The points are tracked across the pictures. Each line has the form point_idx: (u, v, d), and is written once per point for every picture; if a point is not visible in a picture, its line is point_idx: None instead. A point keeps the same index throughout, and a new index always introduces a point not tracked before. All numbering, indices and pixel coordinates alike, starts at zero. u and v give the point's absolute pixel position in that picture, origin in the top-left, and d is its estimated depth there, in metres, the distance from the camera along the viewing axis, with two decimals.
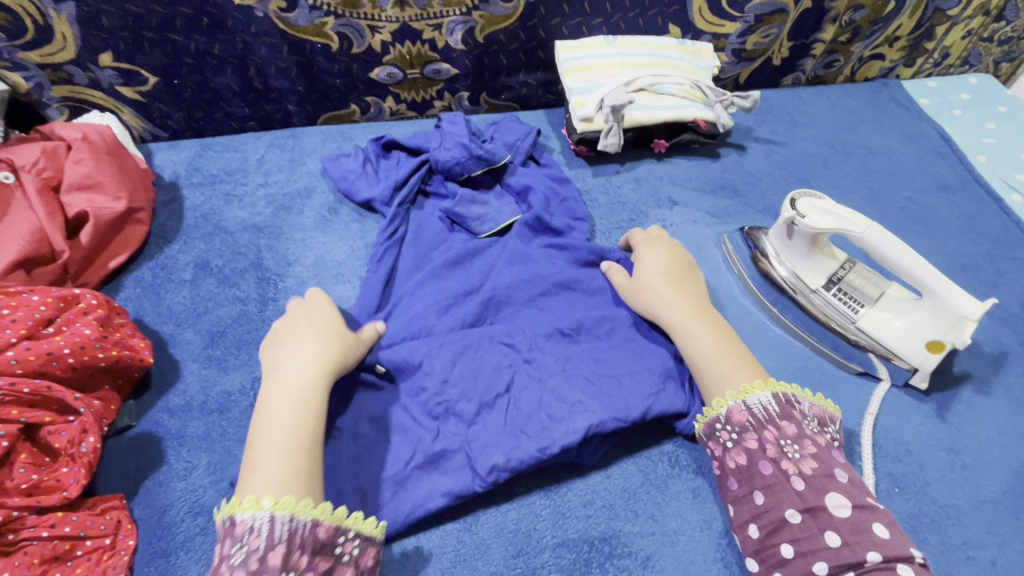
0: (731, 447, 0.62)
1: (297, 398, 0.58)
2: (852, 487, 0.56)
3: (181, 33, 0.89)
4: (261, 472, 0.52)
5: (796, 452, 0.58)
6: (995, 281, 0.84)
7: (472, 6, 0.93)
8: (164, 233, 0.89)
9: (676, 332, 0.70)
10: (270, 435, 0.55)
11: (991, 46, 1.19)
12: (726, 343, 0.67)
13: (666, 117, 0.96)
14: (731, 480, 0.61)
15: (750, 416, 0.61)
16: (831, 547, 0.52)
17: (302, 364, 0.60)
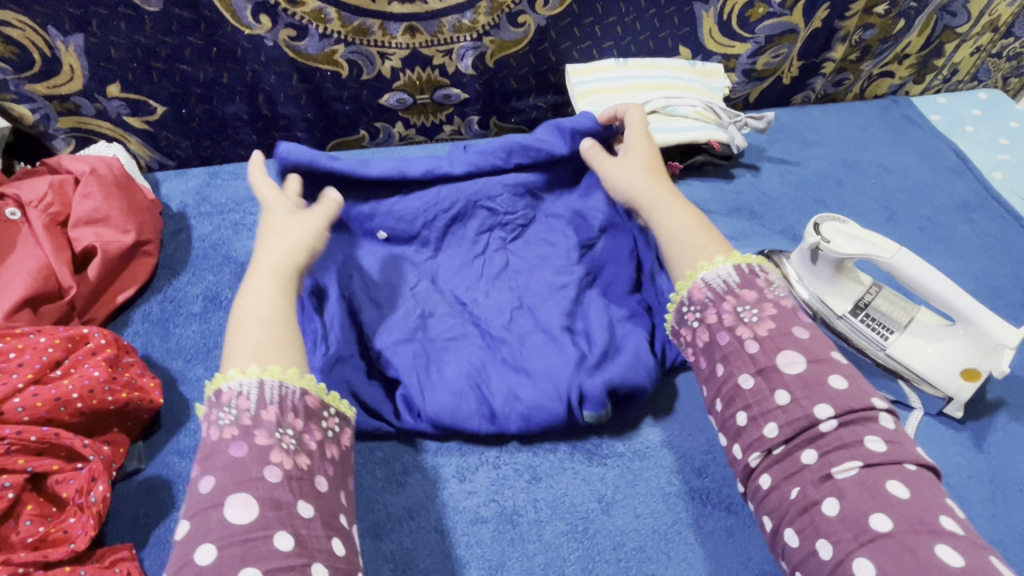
0: (697, 327, 0.59)
1: (275, 274, 0.62)
2: (809, 345, 0.55)
3: (190, 62, 0.88)
4: (242, 347, 0.55)
5: (753, 317, 0.56)
6: (1022, 302, 0.83)
7: (483, 31, 0.92)
8: (172, 265, 0.87)
9: (656, 210, 0.70)
10: (246, 312, 0.58)
11: (1000, 62, 1.19)
12: (703, 223, 0.67)
13: (680, 139, 0.95)
14: (699, 360, 0.59)
15: (710, 292, 0.59)
16: (784, 407, 0.51)
17: (283, 248, 0.64)
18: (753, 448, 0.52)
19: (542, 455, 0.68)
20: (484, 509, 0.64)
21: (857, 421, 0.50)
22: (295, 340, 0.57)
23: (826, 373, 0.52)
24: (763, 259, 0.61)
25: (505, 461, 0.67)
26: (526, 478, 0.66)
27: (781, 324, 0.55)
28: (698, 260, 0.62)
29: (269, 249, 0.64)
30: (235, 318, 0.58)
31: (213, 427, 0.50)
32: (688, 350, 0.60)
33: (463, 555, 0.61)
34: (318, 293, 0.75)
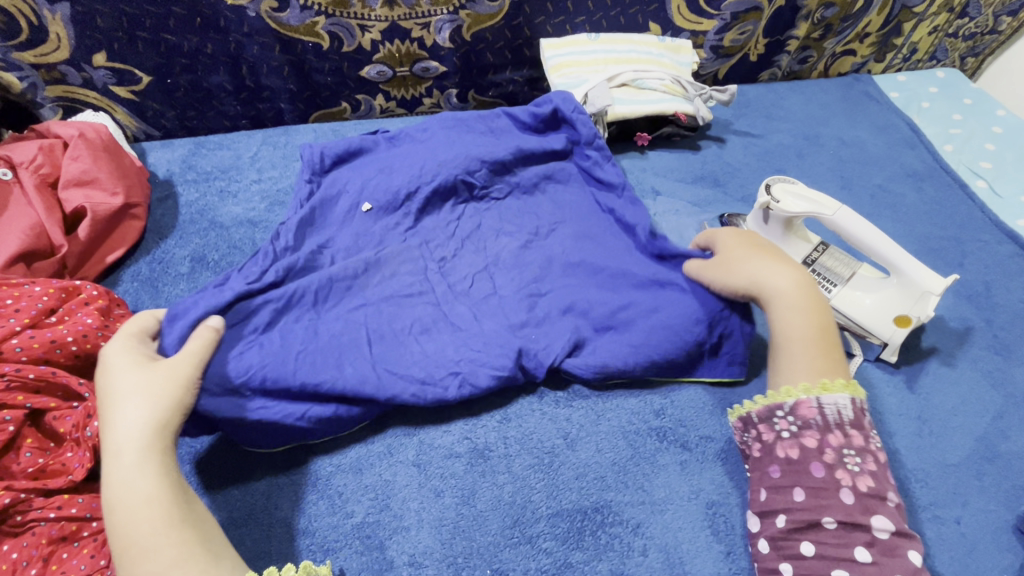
0: (786, 439, 0.62)
1: (142, 462, 0.54)
2: (896, 512, 0.58)
3: (175, 33, 0.91)
4: (144, 573, 0.50)
5: (856, 463, 0.59)
6: (961, 262, 0.89)
7: (459, 5, 0.96)
8: (160, 229, 0.91)
9: (783, 306, 0.67)
10: (136, 530, 0.51)
11: (956, 41, 1.25)
12: (825, 329, 0.66)
13: (647, 111, 1.00)
14: (773, 467, 0.62)
15: (818, 414, 0.62)
16: (857, 560, 0.55)
17: (147, 424, 0.55)
18: (801, 573, 0.56)
19: (513, 398, 0.73)
20: (459, 445, 0.69)
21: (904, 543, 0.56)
22: (198, 535, 0.53)
23: (903, 548, 0.56)
24: (864, 395, 0.65)
25: (479, 403, 0.72)
26: (497, 418, 0.71)
27: (877, 482, 0.59)
28: (816, 376, 0.64)
29: (122, 433, 0.55)
30: (120, 521, 0.52)
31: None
32: (759, 449, 0.64)
33: (438, 485, 0.66)
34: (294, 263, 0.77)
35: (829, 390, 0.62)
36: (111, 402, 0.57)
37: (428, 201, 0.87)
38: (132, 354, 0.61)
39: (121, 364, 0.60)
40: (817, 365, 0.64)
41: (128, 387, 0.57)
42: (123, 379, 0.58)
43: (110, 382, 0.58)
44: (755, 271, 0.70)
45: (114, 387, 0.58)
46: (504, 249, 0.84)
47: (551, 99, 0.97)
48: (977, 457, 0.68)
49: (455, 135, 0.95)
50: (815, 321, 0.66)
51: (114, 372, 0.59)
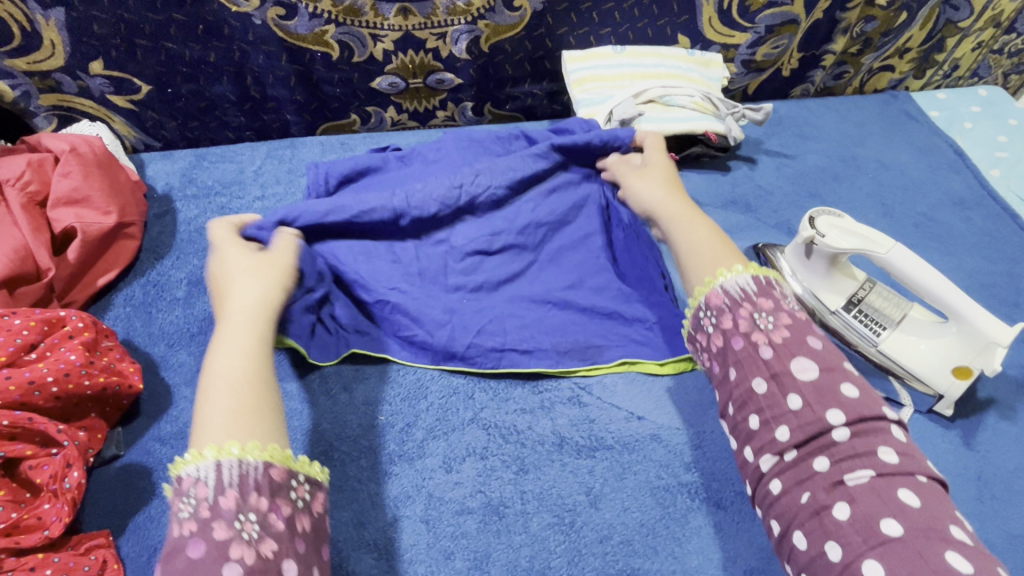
0: (710, 333, 0.58)
1: (253, 350, 0.56)
2: (825, 353, 0.53)
3: (175, 40, 0.86)
4: (207, 416, 0.50)
5: (771, 323, 0.55)
6: (1016, 301, 0.82)
7: (478, 15, 0.90)
8: (156, 248, 0.85)
9: (676, 219, 0.70)
10: (216, 375, 0.53)
11: (1001, 58, 1.18)
12: (716, 232, 0.66)
13: (677, 130, 0.93)
14: (711, 363, 0.59)
15: (727, 298, 0.57)
16: (795, 411, 0.51)
17: (254, 321, 0.59)
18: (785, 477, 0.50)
19: (530, 447, 0.67)
20: (471, 499, 0.63)
21: (838, 375, 0.52)
22: (267, 410, 0.53)
23: (838, 382, 0.51)
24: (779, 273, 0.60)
25: (493, 452, 0.66)
26: (513, 470, 0.65)
27: (796, 333, 0.55)
28: (717, 268, 0.60)
29: (228, 322, 0.59)
30: (201, 387, 0.53)
31: (175, 521, 0.46)
32: (699, 352, 0.61)
33: (448, 546, 0.60)
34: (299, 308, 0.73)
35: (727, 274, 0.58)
36: (224, 295, 0.62)
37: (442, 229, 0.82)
38: (260, 260, 0.66)
39: (220, 258, 0.66)
40: (715, 254, 0.62)
41: (245, 287, 0.62)
42: (235, 277, 0.63)
43: (229, 281, 0.63)
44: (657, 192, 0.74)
45: (234, 282, 0.62)
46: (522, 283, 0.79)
47: (573, 128, 0.91)
48: None
49: (470, 156, 0.89)
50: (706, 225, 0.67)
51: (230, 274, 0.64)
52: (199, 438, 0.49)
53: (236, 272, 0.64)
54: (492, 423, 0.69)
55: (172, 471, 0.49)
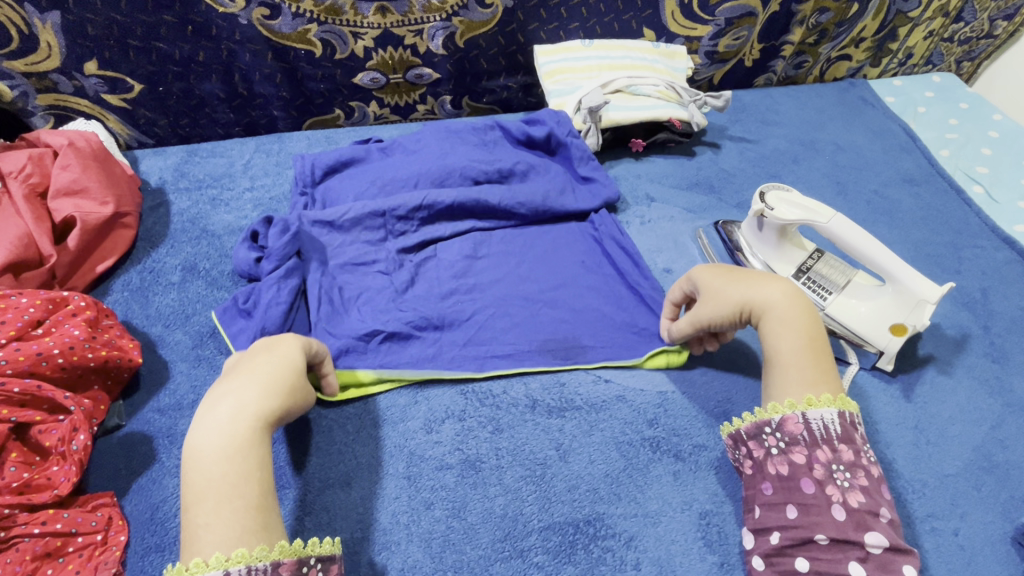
0: (776, 454, 0.60)
1: (234, 455, 0.51)
2: (890, 527, 0.55)
3: (166, 41, 0.91)
4: (208, 529, 0.48)
5: (847, 480, 0.57)
6: (958, 268, 0.88)
7: (452, 12, 0.96)
8: (151, 238, 0.90)
9: (772, 325, 0.65)
10: (208, 493, 0.49)
11: (952, 46, 1.25)
12: (815, 345, 0.63)
13: (642, 118, 0.99)
14: (765, 484, 0.60)
15: (805, 430, 0.59)
16: (838, 521, 0.54)
17: (233, 412, 0.53)
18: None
19: (504, 409, 0.72)
20: (450, 456, 0.68)
21: (898, 552, 0.53)
22: (266, 511, 0.51)
23: (900, 562, 0.53)
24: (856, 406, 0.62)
25: (471, 413, 0.72)
26: (489, 429, 0.71)
27: (871, 500, 0.56)
28: (803, 391, 0.61)
29: (221, 405, 0.53)
30: (187, 487, 0.50)
31: None
32: (751, 465, 0.63)
33: (428, 496, 0.65)
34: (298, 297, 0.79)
35: (815, 406, 0.59)
36: (231, 374, 0.57)
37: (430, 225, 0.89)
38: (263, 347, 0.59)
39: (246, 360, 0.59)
40: (802, 377, 0.62)
41: (263, 369, 0.57)
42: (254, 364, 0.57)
43: (242, 360, 0.58)
44: (744, 288, 0.67)
45: (244, 368, 0.57)
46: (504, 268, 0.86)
47: (545, 121, 0.98)
48: (975, 466, 0.67)
49: (448, 146, 0.95)
50: (808, 333, 0.63)
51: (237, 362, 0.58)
52: (193, 547, 0.48)
53: (260, 374, 0.56)
54: (469, 388, 0.74)
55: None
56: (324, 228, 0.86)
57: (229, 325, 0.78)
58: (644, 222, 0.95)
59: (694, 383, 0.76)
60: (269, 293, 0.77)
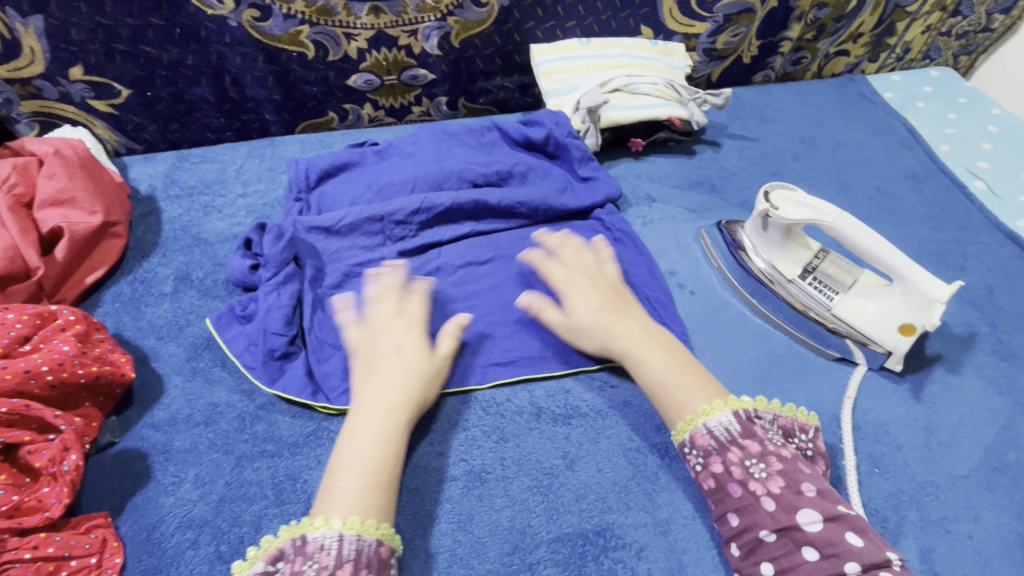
0: (700, 471, 0.60)
1: (383, 435, 0.62)
2: (819, 498, 0.55)
3: (154, 44, 0.89)
4: (341, 496, 0.57)
5: (763, 470, 0.56)
6: (963, 265, 0.87)
7: (447, 11, 0.94)
8: (142, 247, 0.88)
9: (627, 362, 0.70)
10: (351, 463, 0.59)
11: (949, 40, 1.24)
12: (678, 368, 0.66)
13: (642, 117, 0.98)
14: (707, 500, 0.60)
15: (711, 439, 0.59)
16: (770, 512, 0.55)
17: (388, 403, 0.64)
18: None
19: (509, 417, 0.71)
20: (454, 467, 0.67)
21: (838, 518, 0.53)
22: (388, 493, 0.59)
23: (843, 530, 0.52)
24: (761, 399, 0.61)
25: (474, 423, 0.70)
26: (494, 439, 0.69)
27: (790, 477, 0.56)
28: (695, 404, 0.62)
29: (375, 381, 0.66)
30: (337, 454, 0.60)
31: None
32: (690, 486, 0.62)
33: (433, 510, 0.63)
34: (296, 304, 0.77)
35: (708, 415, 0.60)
36: (368, 360, 0.68)
37: (428, 230, 0.87)
38: (408, 332, 0.70)
39: (386, 332, 0.70)
40: (694, 392, 0.64)
41: (401, 350, 0.68)
42: (392, 334, 0.70)
43: (378, 344, 0.69)
44: (597, 329, 0.71)
45: (380, 352, 0.68)
46: (505, 274, 0.84)
47: (543, 122, 0.96)
48: (987, 467, 0.66)
49: (445, 148, 0.94)
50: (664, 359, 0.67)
51: (379, 336, 0.69)
52: (326, 505, 0.56)
53: (399, 346, 0.69)
54: (472, 396, 0.73)
55: (288, 532, 0.55)
56: (320, 234, 0.84)
57: (224, 331, 0.76)
58: (645, 222, 0.93)
59: None
60: (270, 299, 0.76)
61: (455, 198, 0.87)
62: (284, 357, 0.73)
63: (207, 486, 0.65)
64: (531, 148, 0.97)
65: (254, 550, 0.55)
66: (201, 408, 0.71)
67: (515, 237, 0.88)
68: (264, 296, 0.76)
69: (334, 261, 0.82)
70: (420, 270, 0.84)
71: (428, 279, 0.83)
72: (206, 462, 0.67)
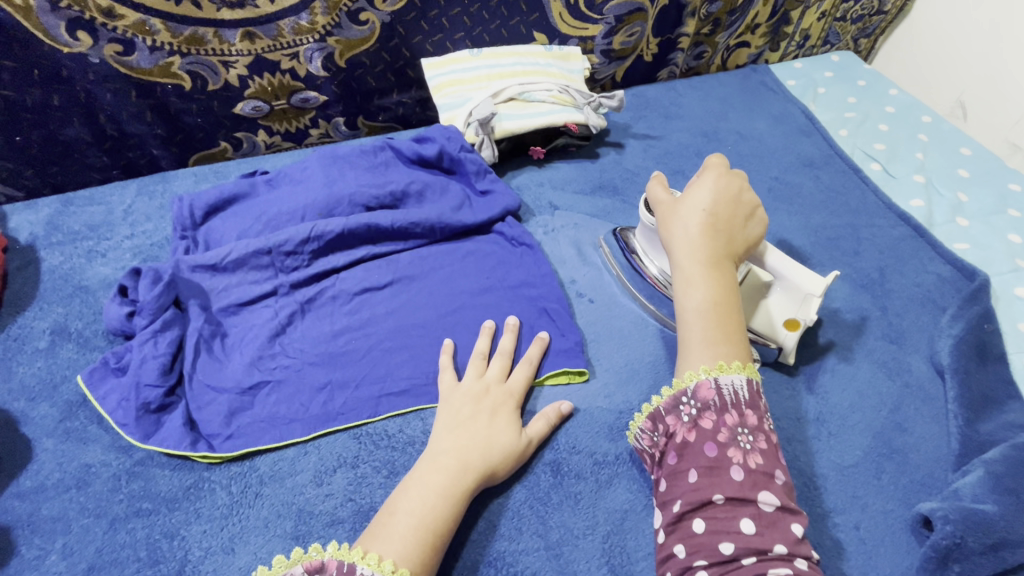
0: (686, 422, 0.60)
1: (450, 491, 0.59)
2: (784, 488, 0.56)
3: (12, 87, 0.84)
4: (395, 537, 0.55)
5: (748, 442, 0.57)
6: (857, 250, 0.88)
7: (325, 32, 0.92)
8: (18, 302, 0.83)
9: (677, 280, 0.66)
10: (415, 510, 0.57)
11: (846, 25, 1.27)
12: (720, 312, 0.64)
13: (537, 125, 0.97)
14: (669, 455, 0.59)
15: (717, 395, 0.59)
16: (735, 480, 0.55)
17: (463, 458, 0.61)
18: (693, 551, 0.53)
19: (401, 450, 0.69)
20: (342, 509, 0.65)
21: (785, 512, 0.54)
22: (438, 553, 0.56)
23: (787, 520, 0.54)
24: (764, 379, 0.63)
25: (364, 459, 0.68)
26: (384, 474, 0.67)
27: (767, 462, 0.56)
28: (713, 358, 0.62)
29: (465, 433, 0.64)
30: (401, 492, 0.59)
31: None
32: (659, 437, 0.61)
33: None
34: (176, 350, 0.74)
35: (724, 372, 0.60)
36: (461, 417, 0.66)
37: (322, 258, 0.84)
38: (502, 403, 0.68)
39: (486, 391, 0.69)
40: (717, 345, 0.62)
41: (493, 408, 0.67)
42: (490, 397, 0.68)
43: (471, 402, 0.68)
44: (683, 235, 0.68)
45: (471, 412, 0.66)
46: (401, 298, 0.82)
47: (435, 137, 0.94)
48: (875, 454, 0.66)
49: (337, 172, 0.91)
50: (714, 298, 0.64)
51: (475, 396, 0.68)
52: (378, 541, 0.55)
53: (485, 412, 0.67)
54: (363, 431, 0.71)
55: (335, 552, 0.55)
56: (206, 273, 0.80)
57: (96, 386, 0.72)
58: (547, 232, 0.92)
59: (596, 397, 0.73)
60: (145, 347, 0.72)
61: (345, 223, 0.84)
62: (161, 409, 0.70)
63: (76, 555, 0.61)
64: (427, 163, 0.95)
65: (300, 552, 0.55)
66: (74, 470, 0.67)
67: (413, 258, 0.86)
68: (139, 346, 0.72)
69: (219, 300, 0.79)
70: (312, 301, 0.81)
71: (321, 310, 0.81)
72: (76, 529, 0.63)
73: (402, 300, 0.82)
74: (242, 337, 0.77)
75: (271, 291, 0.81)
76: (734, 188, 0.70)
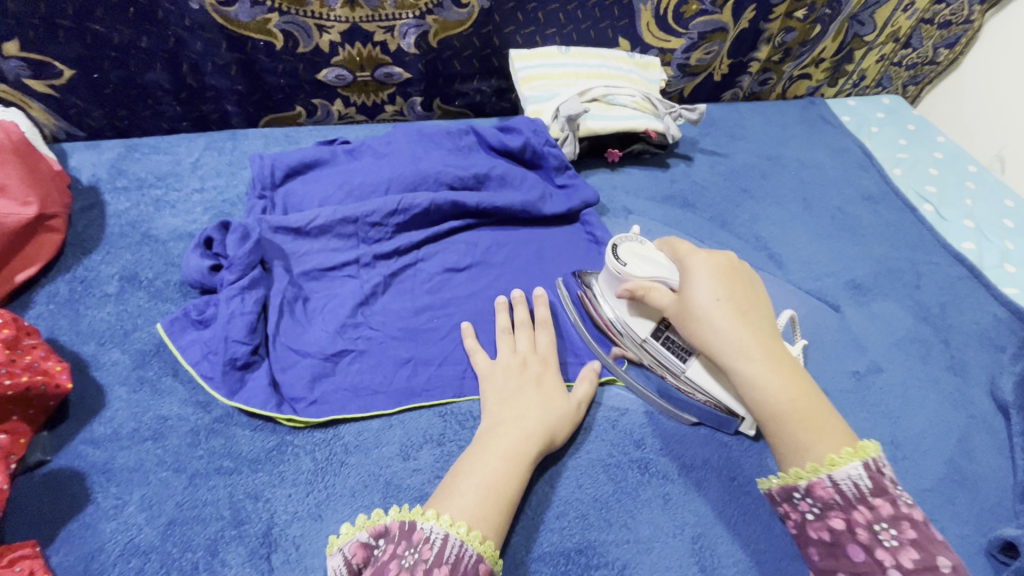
0: (812, 519, 0.55)
1: (514, 455, 0.60)
2: (958, 573, 0.47)
3: (104, 22, 0.81)
4: (460, 497, 0.56)
5: (892, 539, 0.50)
6: (917, 284, 0.92)
7: (426, 10, 0.91)
8: (82, 243, 0.80)
9: (742, 381, 0.60)
10: (477, 474, 0.58)
11: (900, 70, 1.32)
12: (795, 386, 0.59)
13: (619, 128, 0.98)
14: (811, 550, 0.54)
15: (836, 493, 0.53)
16: (888, 572, 0.48)
17: (524, 427, 0.63)
18: None
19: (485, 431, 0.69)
20: (429, 485, 0.64)
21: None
22: (504, 514, 0.57)
23: None
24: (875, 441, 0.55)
25: (450, 437, 0.68)
26: None
27: (924, 554, 0.48)
28: (820, 449, 0.55)
29: (518, 403, 0.65)
30: (464, 460, 0.61)
31: (393, 559, 0.51)
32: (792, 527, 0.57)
33: None
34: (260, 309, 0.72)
35: (839, 465, 0.53)
36: (512, 388, 0.67)
37: (404, 233, 0.83)
38: (543, 371, 0.70)
39: (524, 363, 0.70)
40: (828, 427, 0.56)
41: (539, 378, 0.69)
42: (530, 367, 0.70)
43: (517, 374, 0.69)
44: (731, 336, 0.61)
45: (521, 384, 0.68)
46: (481, 281, 0.82)
47: (520, 129, 0.94)
48: (945, 480, 0.69)
49: (420, 149, 0.91)
50: (790, 392, 0.58)
51: (514, 367, 0.70)
52: (444, 503, 0.56)
53: (530, 383, 0.68)
54: (448, 410, 0.70)
55: (394, 515, 0.55)
56: (288, 235, 0.79)
57: (177, 337, 0.70)
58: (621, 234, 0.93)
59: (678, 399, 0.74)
60: (231, 303, 0.70)
61: (430, 202, 0.83)
62: (245, 366, 0.68)
63: (155, 508, 0.59)
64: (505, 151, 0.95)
65: (363, 519, 0.56)
66: (150, 422, 0.65)
67: (494, 243, 0.86)
68: (224, 301, 0.70)
69: (301, 264, 0.78)
70: (395, 275, 0.80)
71: (403, 284, 0.80)
72: (154, 482, 0.61)
73: (484, 285, 0.81)
74: (324, 303, 0.76)
75: (352, 261, 0.79)
76: (723, 264, 0.67)
